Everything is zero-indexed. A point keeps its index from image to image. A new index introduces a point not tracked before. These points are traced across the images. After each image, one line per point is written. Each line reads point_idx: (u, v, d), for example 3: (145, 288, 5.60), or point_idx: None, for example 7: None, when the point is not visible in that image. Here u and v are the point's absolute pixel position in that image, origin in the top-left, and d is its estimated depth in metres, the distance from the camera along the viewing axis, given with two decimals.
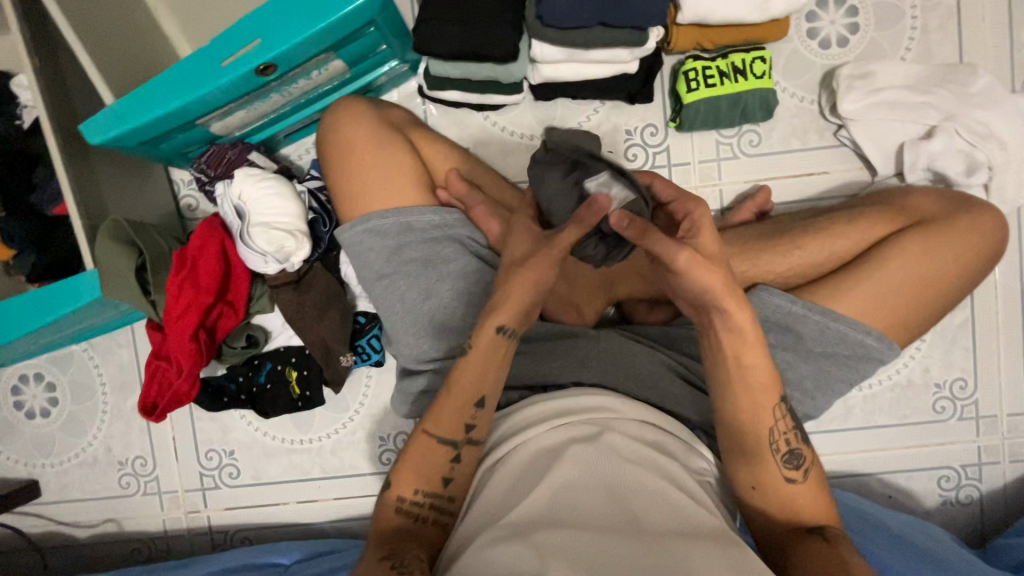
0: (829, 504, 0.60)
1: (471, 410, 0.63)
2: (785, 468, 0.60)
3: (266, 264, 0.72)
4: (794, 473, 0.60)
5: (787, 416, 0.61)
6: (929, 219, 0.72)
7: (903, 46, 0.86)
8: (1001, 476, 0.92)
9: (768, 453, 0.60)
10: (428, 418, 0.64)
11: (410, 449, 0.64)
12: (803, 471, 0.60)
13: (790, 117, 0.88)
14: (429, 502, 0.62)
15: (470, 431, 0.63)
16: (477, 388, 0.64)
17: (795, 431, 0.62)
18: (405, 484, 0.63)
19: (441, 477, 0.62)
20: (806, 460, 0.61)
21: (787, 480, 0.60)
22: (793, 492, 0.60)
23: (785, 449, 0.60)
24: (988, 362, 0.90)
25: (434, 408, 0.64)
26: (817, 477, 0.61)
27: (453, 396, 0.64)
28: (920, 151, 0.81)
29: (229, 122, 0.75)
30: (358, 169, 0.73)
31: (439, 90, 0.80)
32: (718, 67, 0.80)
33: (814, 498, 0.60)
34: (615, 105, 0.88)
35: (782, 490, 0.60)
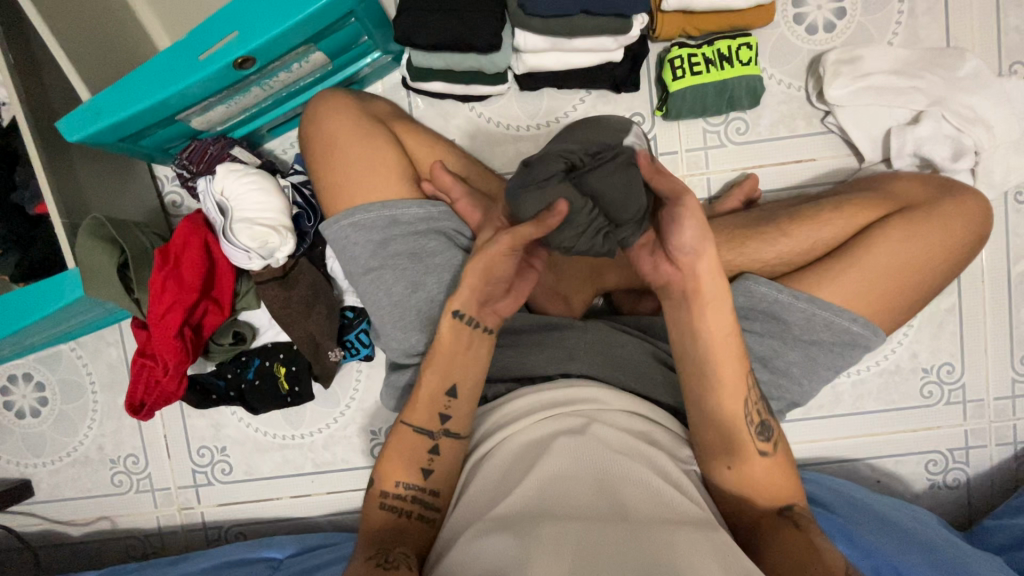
0: (793, 478, 0.62)
1: (445, 400, 0.65)
2: (758, 442, 0.61)
3: (250, 260, 0.71)
4: (765, 446, 0.61)
5: (756, 387, 0.63)
6: (914, 205, 0.72)
7: (890, 30, 0.85)
8: (988, 459, 0.93)
9: (742, 425, 0.61)
10: (405, 411, 0.66)
11: (392, 445, 0.65)
12: (773, 445, 0.62)
13: (777, 104, 0.87)
14: (412, 495, 0.63)
15: (444, 420, 0.65)
16: (446, 379, 0.65)
17: (764, 404, 0.63)
18: (388, 479, 0.64)
19: (421, 469, 0.63)
20: (774, 432, 0.62)
21: (759, 454, 0.61)
22: (766, 467, 0.61)
23: (757, 421, 0.62)
24: (975, 346, 0.90)
25: (409, 402, 0.66)
26: (784, 452, 0.62)
27: (425, 387, 0.65)
28: (907, 137, 0.81)
29: (209, 117, 0.74)
30: (341, 163, 0.72)
31: (422, 82, 0.79)
32: (704, 54, 0.80)
33: (783, 473, 0.61)
34: (601, 94, 0.88)
35: (757, 466, 0.60)
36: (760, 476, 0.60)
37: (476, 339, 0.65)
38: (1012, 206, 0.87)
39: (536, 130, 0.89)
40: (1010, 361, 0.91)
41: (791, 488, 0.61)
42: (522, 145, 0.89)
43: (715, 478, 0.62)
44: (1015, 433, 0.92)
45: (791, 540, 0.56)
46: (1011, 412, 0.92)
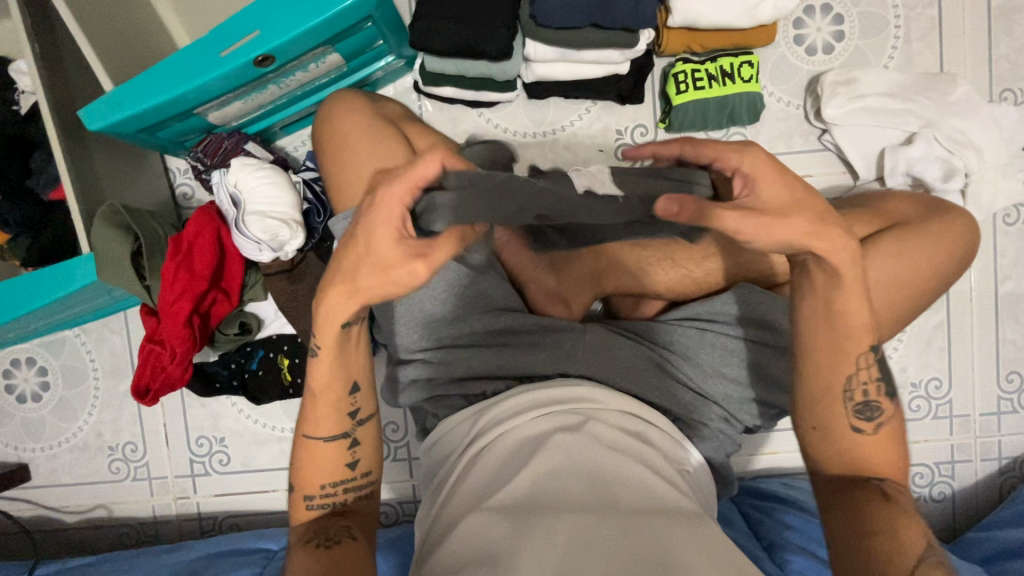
0: (896, 459, 0.62)
1: (343, 401, 0.62)
2: (857, 419, 0.61)
3: (261, 252, 0.73)
4: (863, 424, 0.62)
5: (871, 366, 0.61)
6: (905, 220, 0.74)
7: (886, 54, 0.89)
8: (973, 473, 0.95)
9: (841, 400, 0.61)
10: (307, 424, 0.62)
11: (303, 456, 0.63)
12: (873, 423, 0.62)
13: (776, 120, 0.90)
14: (342, 487, 0.63)
15: (354, 415, 0.63)
16: (347, 378, 0.61)
17: (878, 385, 0.62)
18: (310, 483, 0.63)
19: (347, 465, 0.63)
20: (879, 413, 0.62)
21: (853, 430, 0.61)
22: (862, 443, 0.62)
23: (860, 400, 0.61)
24: (962, 363, 0.93)
25: (309, 413, 0.62)
26: (889, 429, 0.62)
27: (322, 394, 0.61)
28: (900, 156, 0.84)
29: (226, 112, 0.76)
30: (351, 158, 0.74)
31: (434, 86, 0.81)
32: (707, 69, 0.83)
33: (886, 448, 0.62)
34: (607, 105, 0.90)
35: (845, 438, 0.62)
36: (853, 447, 0.62)
37: (363, 334, 0.60)
38: (1000, 228, 0.90)
39: (541, 138, 0.91)
40: (996, 377, 0.93)
41: (893, 460, 0.62)
42: None
43: (804, 437, 0.65)
44: (1000, 449, 0.95)
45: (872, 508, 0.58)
46: (996, 429, 0.94)
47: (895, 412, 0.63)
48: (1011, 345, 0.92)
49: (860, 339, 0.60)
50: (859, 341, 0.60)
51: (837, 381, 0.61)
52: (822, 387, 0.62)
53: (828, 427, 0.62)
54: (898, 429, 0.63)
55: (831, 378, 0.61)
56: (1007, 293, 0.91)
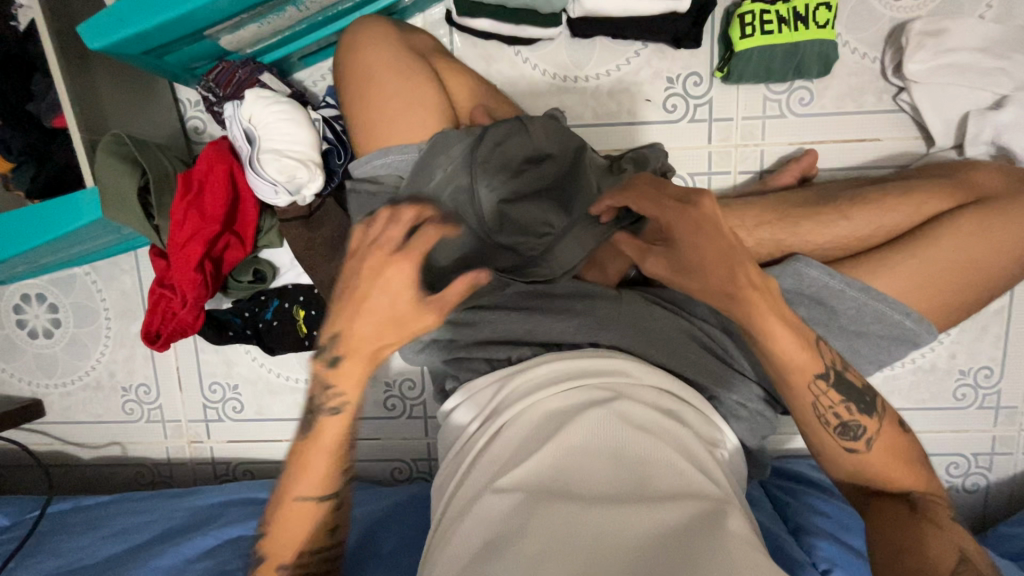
0: (904, 471, 0.58)
1: (340, 463, 0.60)
2: (843, 440, 0.58)
3: (276, 195, 0.67)
4: (854, 444, 0.58)
5: (830, 390, 0.58)
6: (990, 197, 0.66)
7: (984, 3, 0.78)
8: (1011, 467, 0.91)
9: (820, 426, 0.58)
10: (292, 485, 0.59)
11: (283, 515, 0.59)
12: (865, 440, 0.58)
13: (848, 75, 0.80)
14: (317, 551, 0.62)
15: (345, 477, 0.61)
16: (343, 443, 0.59)
17: (849, 404, 0.58)
18: (285, 547, 0.60)
19: (326, 530, 0.61)
20: (866, 430, 0.58)
21: (848, 451, 0.58)
22: (866, 462, 0.58)
23: (838, 424, 0.58)
24: (1019, 353, 0.86)
25: (297, 474, 0.59)
26: (883, 439, 0.58)
27: (316, 456, 0.59)
28: (987, 123, 0.75)
29: (239, 36, 0.69)
30: (374, 98, 0.68)
31: (469, 18, 0.74)
32: (778, 11, 0.73)
33: (890, 461, 0.58)
34: (658, 49, 0.81)
35: (847, 459, 0.58)
36: (851, 468, 0.59)
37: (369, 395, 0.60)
38: None
39: (582, 83, 0.82)
40: None
41: (905, 471, 0.58)
42: (567, 98, 0.83)
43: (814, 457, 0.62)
44: None
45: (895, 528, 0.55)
46: None
47: (881, 418, 0.59)
48: None
49: (805, 368, 0.57)
50: (802, 370, 0.57)
51: (806, 415, 0.58)
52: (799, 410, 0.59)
53: (824, 449, 0.59)
54: (893, 431, 0.59)
55: (800, 404, 0.58)
56: None
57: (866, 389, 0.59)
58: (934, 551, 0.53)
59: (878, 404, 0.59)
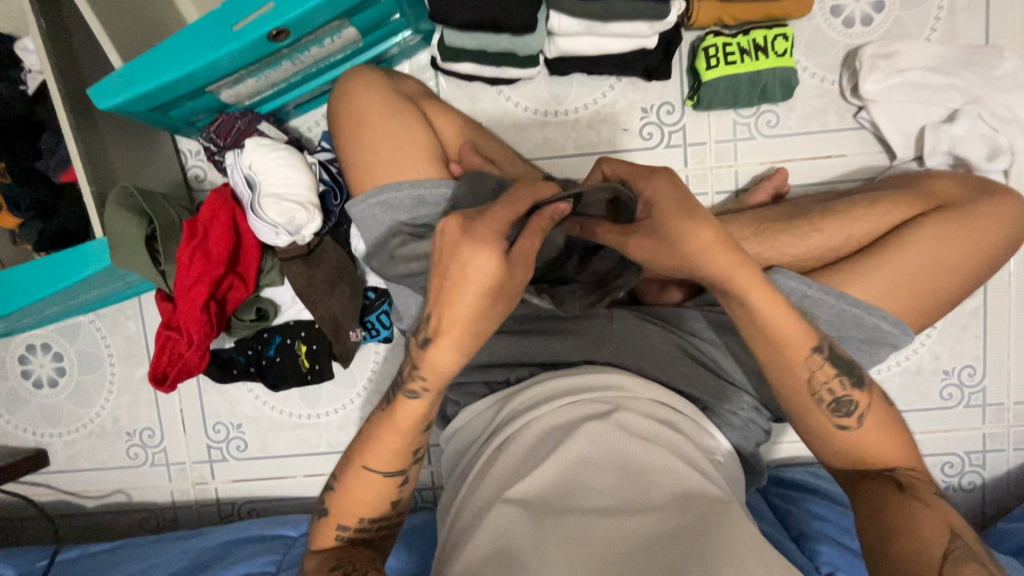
0: (893, 449, 0.60)
1: (412, 440, 0.61)
2: (835, 417, 0.60)
3: (277, 236, 0.71)
4: (845, 420, 0.60)
5: (824, 365, 0.59)
6: (949, 203, 0.71)
7: (929, 27, 0.84)
8: (1005, 464, 0.93)
9: (810, 403, 0.60)
10: (365, 450, 0.61)
11: (352, 481, 0.61)
12: (856, 416, 0.60)
13: (810, 97, 0.86)
14: (375, 523, 0.63)
15: (415, 455, 0.61)
16: (424, 419, 0.60)
17: (842, 379, 0.59)
18: (349, 513, 0.62)
19: (388, 502, 0.62)
20: (857, 406, 0.60)
21: (838, 428, 0.60)
22: (857, 437, 0.60)
23: (830, 399, 0.60)
24: (998, 350, 0.89)
25: (373, 441, 0.61)
26: (873, 415, 0.60)
27: (395, 426, 0.60)
28: (942, 135, 0.81)
29: (238, 91, 0.73)
30: (368, 143, 0.73)
31: (452, 63, 0.78)
32: (739, 43, 0.79)
33: (878, 436, 0.60)
34: (632, 82, 0.86)
35: (839, 436, 0.61)
36: (844, 446, 0.61)
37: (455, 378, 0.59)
38: None
39: (562, 117, 0.87)
40: None
41: (892, 448, 0.61)
42: (549, 131, 0.88)
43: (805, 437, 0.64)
44: None
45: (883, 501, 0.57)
46: None
47: (871, 394, 0.61)
48: None
49: (800, 345, 0.58)
50: (797, 346, 0.58)
51: (801, 385, 0.60)
52: (789, 392, 0.61)
53: (815, 422, 0.61)
54: (882, 407, 0.61)
55: (792, 383, 0.60)
56: None
57: (856, 364, 0.61)
58: (921, 525, 0.54)
59: (871, 383, 0.61)
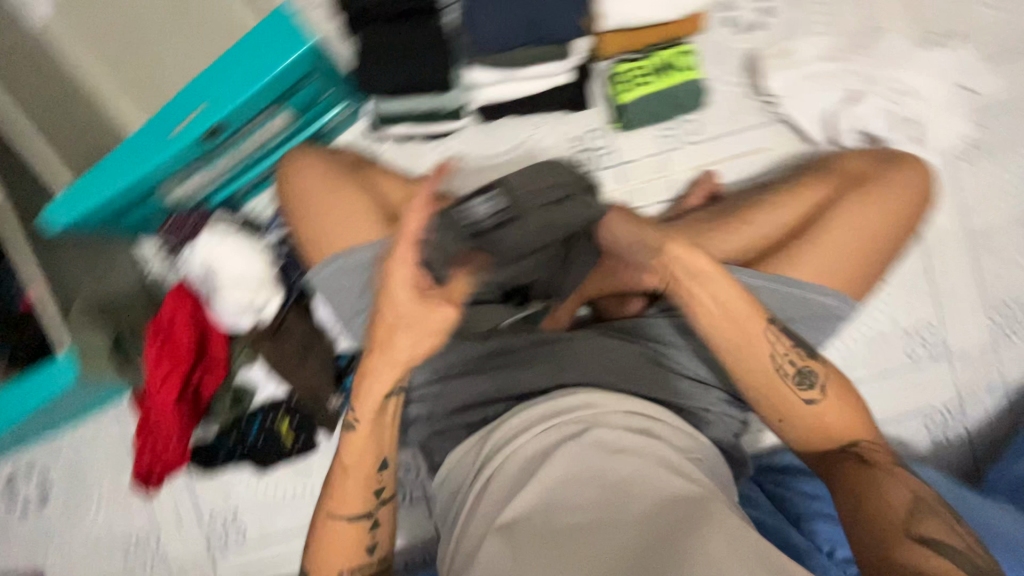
0: (855, 423, 0.63)
1: (371, 480, 0.64)
2: (803, 392, 0.62)
3: (240, 319, 0.75)
4: (811, 394, 0.62)
5: (781, 338, 0.63)
6: (863, 177, 0.75)
7: (816, 22, 0.91)
8: (984, 410, 0.95)
9: (778, 380, 0.62)
10: (331, 499, 0.64)
11: (325, 534, 0.64)
12: (818, 389, 0.63)
13: (724, 101, 0.92)
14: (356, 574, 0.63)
15: (379, 495, 0.65)
16: (378, 454, 0.64)
17: (798, 353, 0.63)
18: (327, 568, 0.63)
19: (365, 549, 0.64)
20: (818, 378, 0.63)
21: (806, 404, 0.62)
22: (822, 411, 0.62)
23: (794, 373, 0.62)
24: (948, 301, 0.94)
25: (336, 489, 0.64)
26: (834, 390, 0.63)
27: (351, 471, 0.64)
28: (847, 116, 0.87)
29: (186, 188, 0.77)
30: (317, 215, 0.77)
31: (387, 127, 0.84)
32: (646, 66, 0.86)
33: (841, 410, 0.63)
34: (558, 115, 0.91)
35: (805, 415, 0.62)
36: (813, 423, 0.62)
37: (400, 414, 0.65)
38: (957, 166, 0.93)
39: (499, 158, 0.91)
40: (986, 310, 0.94)
41: (853, 423, 0.63)
42: (490, 173, 0.92)
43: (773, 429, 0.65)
44: (1005, 382, 0.95)
45: (848, 474, 0.59)
46: (996, 362, 0.95)
47: (827, 368, 0.64)
48: (992, 276, 0.94)
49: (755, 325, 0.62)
50: (751, 324, 0.61)
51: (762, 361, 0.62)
52: (754, 378, 0.62)
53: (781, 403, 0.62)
54: (840, 382, 0.64)
55: (757, 365, 0.62)
56: (978, 227, 0.93)
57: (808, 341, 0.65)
58: (887, 492, 0.57)
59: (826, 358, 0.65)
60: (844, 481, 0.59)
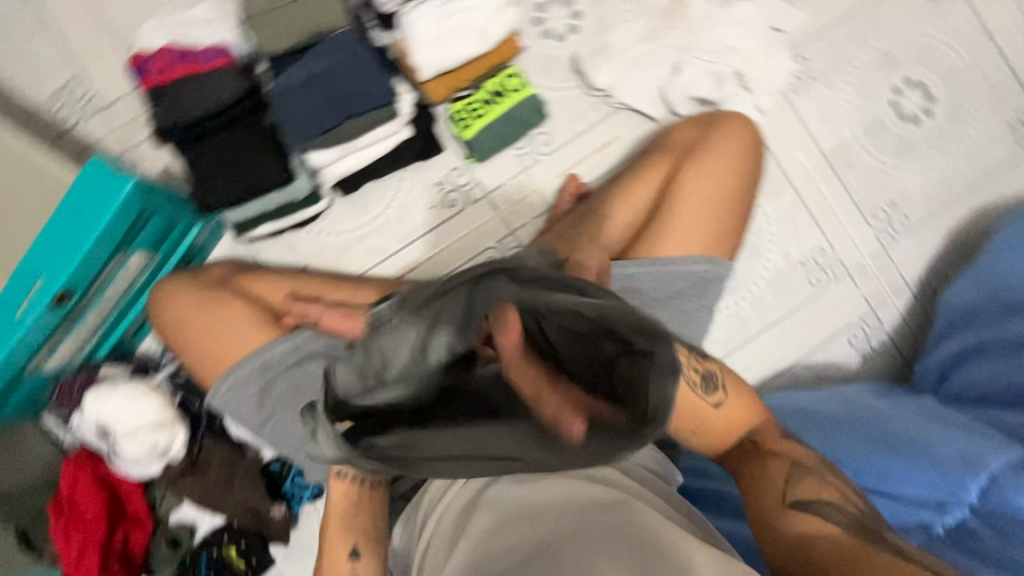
0: (751, 411, 0.66)
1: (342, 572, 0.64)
2: (709, 397, 0.63)
3: (147, 466, 0.73)
4: (716, 397, 0.64)
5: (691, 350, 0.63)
6: (692, 146, 0.82)
7: (624, 10, 0.95)
8: (896, 312, 0.99)
9: (689, 392, 0.61)
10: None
11: None
12: (721, 392, 0.64)
13: (566, 106, 0.95)
14: None
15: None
16: (350, 542, 0.66)
17: (703, 359, 0.64)
18: None
19: None
20: (719, 380, 0.64)
21: (712, 407, 0.64)
22: (725, 414, 0.64)
23: (702, 380, 0.63)
24: (830, 223, 0.98)
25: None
26: (733, 387, 0.66)
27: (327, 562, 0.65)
28: (677, 88, 0.91)
29: (61, 353, 0.76)
30: (199, 340, 0.76)
31: (249, 231, 0.83)
32: (478, 98, 0.88)
33: (738, 407, 0.65)
34: (416, 166, 0.93)
35: (710, 417, 0.63)
36: (719, 425, 0.64)
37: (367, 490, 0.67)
38: (794, 99, 0.98)
39: (373, 223, 0.93)
40: (863, 219, 0.99)
41: (749, 415, 0.66)
42: (368, 241, 0.93)
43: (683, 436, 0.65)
44: (905, 279, 0.99)
45: (748, 465, 0.63)
46: (890, 263, 0.99)
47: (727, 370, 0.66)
48: (859, 188, 0.99)
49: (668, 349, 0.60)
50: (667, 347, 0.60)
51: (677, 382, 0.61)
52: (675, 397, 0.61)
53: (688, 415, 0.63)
54: (737, 380, 0.67)
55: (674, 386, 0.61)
56: (832, 148, 0.98)
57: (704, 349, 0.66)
58: (772, 473, 0.61)
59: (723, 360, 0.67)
60: (747, 473, 0.63)
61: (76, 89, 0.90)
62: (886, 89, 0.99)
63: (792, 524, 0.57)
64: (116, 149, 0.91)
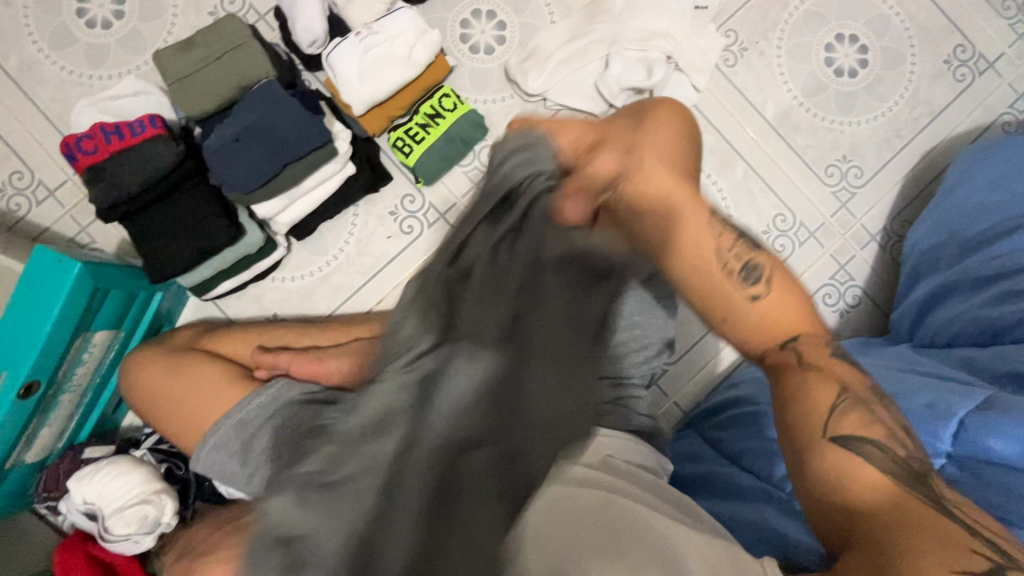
0: (806, 315, 0.56)
1: None
2: (747, 287, 0.55)
3: (139, 541, 0.73)
4: (755, 291, 0.55)
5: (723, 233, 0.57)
6: None
7: (547, 13, 0.96)
8: (865, 265, 1.00)
9: (722, 278, 0.55)
10: None
11: None
12: (762, 283, 0.56)
13: (505, 116, 0.96)
14: None
15: None
16: None
17: (744, 247, 0.57)
18: None
19: None
20: (763, 271, 0.56)
21: (751, 300, 0.55)
22: (766, 308, 0.55)
23: (738, 268, 0.56)
24: (785, 188, 0.99)
25: None
26: (780, 281, 0.56)
27: None
28: (610, 80, 0.92)
29: (41, 442, 0.77)
30: (173, 407, 0.77)
31: (211, 290, 0.85)
32: (416, 124, 0.90)
33: (786, 306, 0.56)
34: (367, 200, 0.94)
35: (746, 310, 0.55)
36: (758, 322, 0.55)
37: None
38: (729, 72, 0.99)
39: (335, 262, 0.94)
40: (817, 179, 0.99)
41: (800, 316, 0.56)
42: (332, 280, 0.94)
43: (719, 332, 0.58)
44: (869, 231, 1.00)
45: (784, 376, 0.54)
46: (851, 217, 1.00)
47: (771, 259, 0.57)
48: (809, 149, 0.99)
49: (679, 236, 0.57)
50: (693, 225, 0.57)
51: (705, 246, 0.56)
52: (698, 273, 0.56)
53: (720, 302, 0.56)
54: (785, 274, 0.57)
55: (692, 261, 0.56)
56: (775, 114, 0.99)
57: (740, 236, 0.59)
58: (815, 395, 0.52)
59: (772, 252, 0.58)
60: (782, 385, 0.54)
61: (23, 178, 0.91)
62: (819, 48, 0.99)
63: (826, 491, 0.50)
64: (72, 231, 0.92)
